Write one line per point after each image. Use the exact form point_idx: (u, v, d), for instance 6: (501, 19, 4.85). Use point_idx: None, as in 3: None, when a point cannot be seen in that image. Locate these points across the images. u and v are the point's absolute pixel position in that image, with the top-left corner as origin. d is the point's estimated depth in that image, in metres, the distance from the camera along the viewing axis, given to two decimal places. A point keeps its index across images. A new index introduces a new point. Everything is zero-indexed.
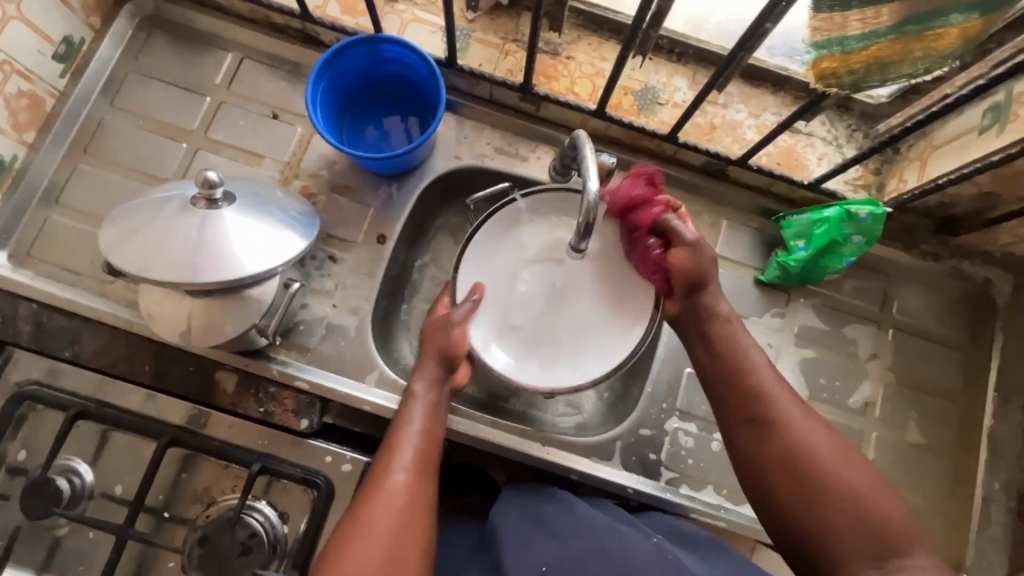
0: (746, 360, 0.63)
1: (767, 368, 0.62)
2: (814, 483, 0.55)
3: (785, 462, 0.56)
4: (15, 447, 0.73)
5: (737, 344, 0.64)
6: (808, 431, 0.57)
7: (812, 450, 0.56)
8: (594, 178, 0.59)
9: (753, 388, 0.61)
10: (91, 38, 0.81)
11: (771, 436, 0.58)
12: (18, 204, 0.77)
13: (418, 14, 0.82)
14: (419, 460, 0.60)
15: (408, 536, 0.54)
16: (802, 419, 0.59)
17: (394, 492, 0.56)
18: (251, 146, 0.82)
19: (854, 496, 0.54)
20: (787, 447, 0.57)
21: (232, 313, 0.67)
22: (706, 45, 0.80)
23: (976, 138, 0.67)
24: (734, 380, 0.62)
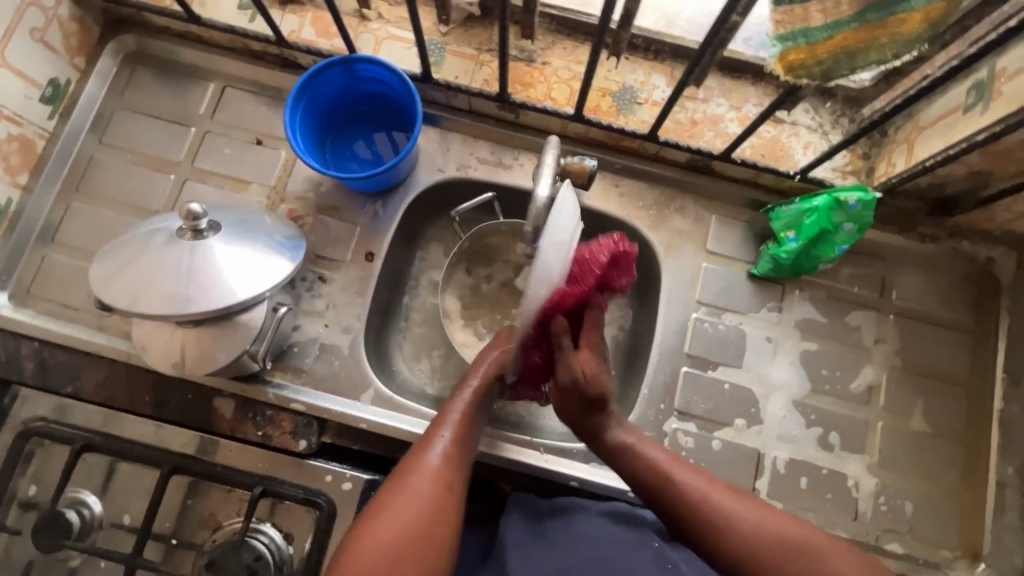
0: (657, 464, 0.61)
1: (677, 465, 0.61)
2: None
3: (738, 563, 0.54)
4: (26, 482, 0.75)
5: (640, 457, 0.62)
6: (745, 514, 0.56)
7: (758, 536, 0.55)
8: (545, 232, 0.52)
9: (674, 497, 0.58)
10: (76, 78, 0.83)
11: (714, 542, 0.55)
12: (16, 244, 0.79)
13: (391, 31, 0.82)
14: (460, 447, 0.62)
15: (440, 520, 0.55)
16: (732, 501, 0.57)
17: (429, 472, 0.58)
18: (237, 173, 0.83)
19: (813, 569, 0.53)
20: (734, 550, 0.54)
21: (222, 341, 0.68)
22: (681, 40, 0.80)
23: (960, 117, 0.65)
24: (655, 492, 0.60)
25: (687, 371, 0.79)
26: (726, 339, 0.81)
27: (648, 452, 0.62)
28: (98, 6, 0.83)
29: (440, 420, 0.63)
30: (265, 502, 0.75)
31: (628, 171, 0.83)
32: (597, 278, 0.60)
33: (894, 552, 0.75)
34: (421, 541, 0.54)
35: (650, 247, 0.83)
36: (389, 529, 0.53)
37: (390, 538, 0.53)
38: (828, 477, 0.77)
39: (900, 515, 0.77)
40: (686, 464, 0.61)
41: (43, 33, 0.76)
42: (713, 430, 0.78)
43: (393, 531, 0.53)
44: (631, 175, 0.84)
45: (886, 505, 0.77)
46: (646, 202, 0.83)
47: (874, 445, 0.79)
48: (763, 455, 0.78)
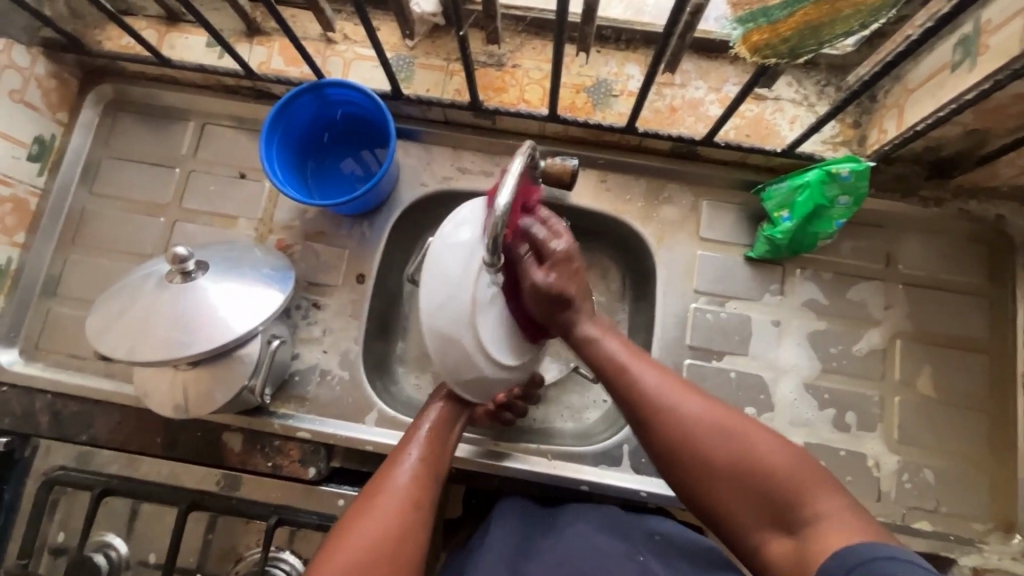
0: (611, 355, 0.61)
1: (636, 360, 0.60)
2: (700, 458, 0.54)
3: (670, 438, 0.56)
4: (55, 530, 0.77)
5: (600, 349, 0.62)
6: (690, 407, 0.56)
7: (695, 426, 0.55)
8: (506, 194, 0.55)
9: (621, 383, 0.59)
10: (61, 133, 0.85)
11: (652, 425, 0.57)
12: (21, 301, 0.81)
13: (358, 51, 0.82)
14: (429, 464, 0.61)
15: (406, 541, 0.55)
16: (682, 394, 0.57)
17: (400, 489, 0.58)
18: (223, 210, 0.84)
19: (741, 451, 0.53)
20: (670, 433, 0.56)
21: (221, 379, 0.69)
22: (651, 27, 0.78)
23: (949, 76, 0.62)
24: (607, 379, 0.61)
25: (691, 362, 0.78)
26: (728, 327, 0.79)
27: (607, 345, 0.62)
28: (74, 59, 0.85)
29: (410, 437, 0.64)
30: (283, 530, 0.77)
31: (612, 165, 0.82)
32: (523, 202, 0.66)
33: (922, 530, 0.73)
34: (390, 555, 0.53)
35: (643, 241, 0.81)
36: (358, 540, 0.54)
37: (360, 552, 0.53)
38: (847, 458, 0.75)
39: (925, 491, 0.74)
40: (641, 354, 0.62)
41: (23, 93, 0.78)
42: None
43: (363, 544, 0.53)
44: (615, 169, 0.82)
45: (910, 482, 0.74)
46: (633, 195, 0.81)
47: (892, 421, 0.76)
48: None
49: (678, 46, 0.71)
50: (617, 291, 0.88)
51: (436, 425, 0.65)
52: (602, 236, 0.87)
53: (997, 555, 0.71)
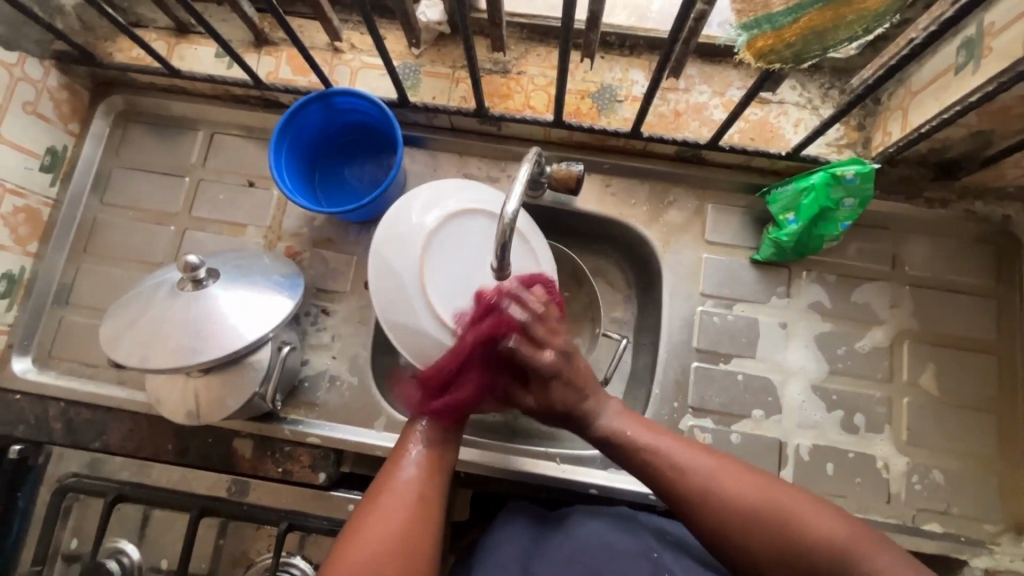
0: (638, 444, 0.61)
1: (658, 439, 0.61)
2: (751, 542, 0.54)
3: (718, 527, 0.55)
4: (67, 536, 0.78)
5: (618, 436, 0.61)
6: (724, 484, 0.56)
7: (740, 509, 0.55)
8: (513, 198, 0.56)
9: (658, 471, 0.59)
10: (73, 144, 0.86)
11: (696, 515, 0.56)
12: (33, 310, 0.82)
13: (365, 60, 0.83)
14: (433, 459, 0.60)
15: (412, 540, 0.54)
16: (715, 472, 0.57)
17: (406, 488, 0.57)
18: (232, 218, 0.85)
19: (786, 525, 0.54)
20: (712, 515, 0.55)
21: (232, 386, 0.70)
22: (654, 33, 0.78)
23: (953, 78, 0.63)
24: (642, 469, 0.60)
25: (699, 365, 0.78)
26: (735, 330, 0.79)
27: (627, 429, 0.62)
28: (85, 71, 0.86)
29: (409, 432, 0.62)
30: (293, 535, 0.77)
31: (618, 169, 0.82)
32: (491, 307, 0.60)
33: (933, 532, 0.72)
34: (400, 557, 0.53)
35: (649, 245, 0.82)
36: (368, 542, 0.53)
37: (365, 554, 0.53)
38: (855, 460, 0.75)
39: (935, 493, 0.74)
40: (669, 435, 0.62)
41: (36, 105, 0.80)
42: (730, 423, 0.77)
43: (374, 548, 0.53)
44: (621, 174, 0.82)
45: (920, 483, 0.74)
46: (639, 199, 0.82)
47: (901, 423, 0.76)
48: (785, 444, 0.76)
49: (682, 52, 0.72)
50: (623, 295, 0.88)
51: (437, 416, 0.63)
52: (608, 240, 0.87)
53: (1008, 557, 0.71)
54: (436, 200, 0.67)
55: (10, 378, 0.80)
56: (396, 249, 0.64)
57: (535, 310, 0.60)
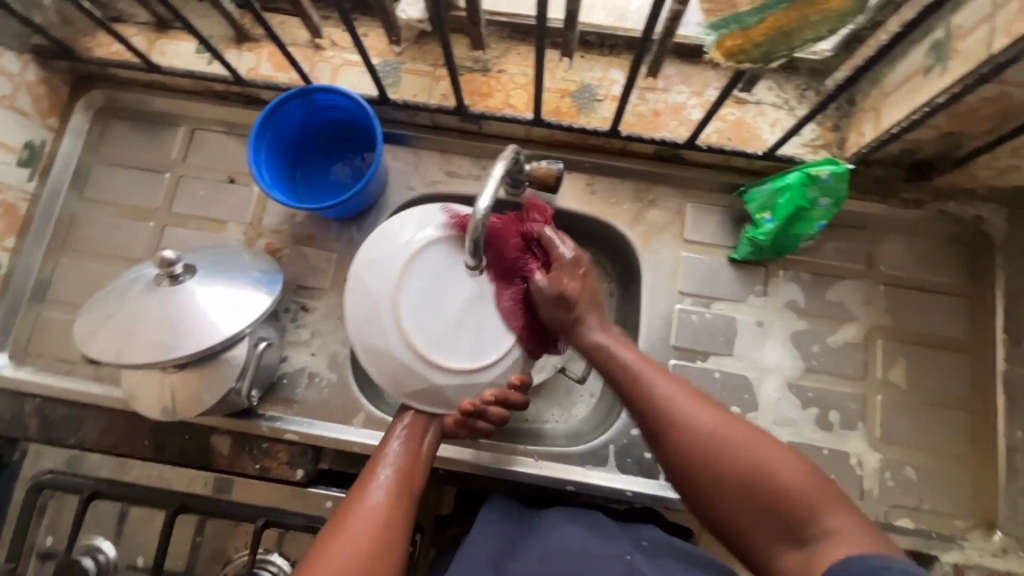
0: (630, 365, 0.62)
1: (648, 368, 0.62)
2: (711, 472, 0.54)
3: (684, 450, 0.56)
4: (43, 533, 0.78)
5: (610, 358, 0.63)
6: (700, 417, 0.57)
7: (710, 439, 0.55)
8: (485, 197, 0.58)
9: (642, 391, 0.60)
10: (51, 139, 0.85)
11: (667, 435, 0.57)
12: (10, 305, 0.82)
13: (346, 57, 0.83)
14: (401, 483, 0.60)
15: (379, 564, 0.54)
16: (695, 406, 0.58)
17: (372, 513, 0.57)
18: (212, 214, 0.85)
19: (752, 463, 0.53)
20: (683, 442, 0.56)
21: (208, 382, 0.69)
22: (634, 33, 0.79)
23: (922, 80, 0.64)
24: (627, 385, 0.61)
25: (677, 363, 0.79)
26: (712, 328, 0.80)
27: (622, 354, 0.63)
28: (64, 66, 0.86)
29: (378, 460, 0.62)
30: (271, 532, 0.77)
31: (598, 168, 0.83)
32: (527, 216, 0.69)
33: (905, 528, 0.73)
34: None
35: (628, 243, 0.82)
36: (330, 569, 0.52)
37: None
38: (830, 456, 0.76)
39: (908, 489, 0.75)
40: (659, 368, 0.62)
41: (13, 100, 0.79)
42: None
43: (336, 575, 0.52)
44: (600, 173, 0.83)
45: (893, 480, 0.75)
46: (618, 197, 0.82)
47: (874, 419, 0.77)
48: None
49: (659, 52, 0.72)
50: (604, 293, 0.89)
51: (405, 443, 0.63)
52: (588, 239, 0.88)
53: (978, 552, 0.72)
54: (424, 220, 0.64)
55: None
56: (373, 276, 0.62)
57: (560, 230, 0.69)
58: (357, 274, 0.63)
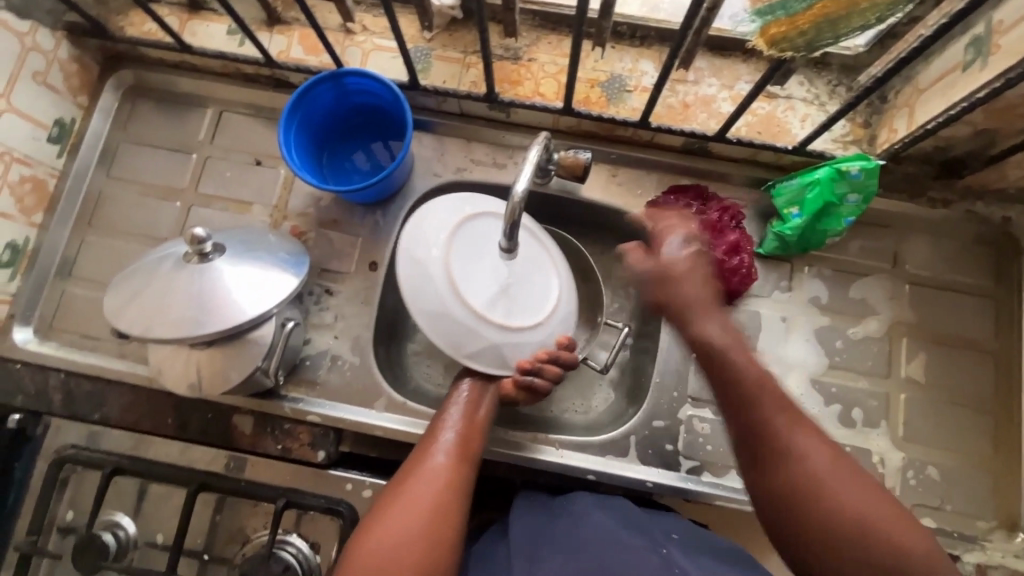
0: (752, 384, 0.58)
1: (772, 389, 0.58)
2: (826, 518, 0.52)
3: (802, 488, 0.53)
4: (64, 508, 0.78)
5: (725, 370, 0.59)
6: (815, 455, 0.54)
7: (822, 479, 0.53)
8: (523, 180, 0.60)
9: (769, 421, 0.56)
10: (80, 116, 0.86)
11: (787, 467, 0.54)
12: (36, 280, 0.82)
13: (377, 42, 0.83)
14: (460, 447, 0.63)
15: (445, 516, 0.56)
16: (810, 442, 0.55)
17: (435, 472, 0.59)
18: (239, 196, 0.85)
19: (877, 521, 0.51)
20: (791, 473, 0.54)
21: (236, 360, 0.70)
22: (666, 24, 0.79)
23: (960, 75, 0.63)
24: (749, 410, 0.57)
25: (699, 356, 0.79)
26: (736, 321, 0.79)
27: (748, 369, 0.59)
28: (96, 45, 0.86)
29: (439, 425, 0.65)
30: (290, 513, 0.77)
31: (625, 160, 0.83)
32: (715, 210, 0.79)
33: (927, 526, 0.73)
34: (427, 539, 0.54)
35: (652, 235, 0.82)
36: (396, 524, 0.54)
37: (394, 533, 0.53)
38: (852, 454, 0.76)
39: (930, 488, 0.75)
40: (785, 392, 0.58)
41: (46, 76, 0.79)
42: None
43: (402, 528, 0.54)
44: (627, 165, 0.83)
45: (915, 478, 0.75)
46: (645, 189, 0.82)
47: (897, 418, 0.77)
48: None
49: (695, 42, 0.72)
50: (627, 286, 0.89)
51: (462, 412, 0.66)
52: (612, 230, 0.88)
53: (1000, 553, 0.72)
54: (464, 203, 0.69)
55: (10, 348, 0.79)
56: (420, 248, 0.66)
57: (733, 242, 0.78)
58: (408, 252, 0.67)
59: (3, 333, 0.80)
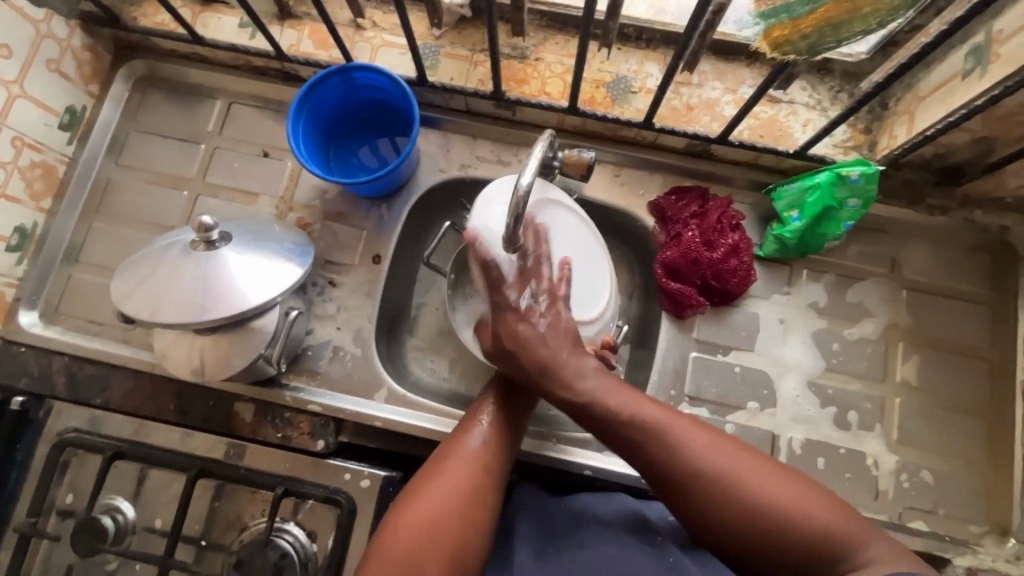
0: (646, 420, 0.59)
1: (669, 417, 0.59)
2: (744, 527, 0.54)
3: (707, 510, 0.55)
4: (63, 491, 0.78)
5: (606, 407, 0.61)
6: (718, 466, 0.56)
7: (735, 489, 0.55)
8: (530, 172, 0.60)
9: (665, 451, 0.57)
10: (91, 104, 0.87)
11: (691, 496, 0.56)
12: (43, 265, 0.83)
13: (386, 37, 0.84)
14: (499, 434, 0.64)
15: (477, 500, 0.58)
16: (714, 456, 0.57)
17: (470, 456, 0.61)
18: (245, 186, 0.86)
19: (785, 510, 0.53)
20: (707, 496, 0.55)
21: (239, 346, 0.71)
22: (672, 27, 0.80)
23: (960, 83, 0.64)
24: (640, 446, 0.58)
25: (697, 355, 0.79)
26: (734, 322, 0.80)
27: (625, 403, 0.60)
28: (109, 34, 0.87)
29: (477, 408, 0.67)
30: (288, 501, 0.77)
31: (627, 160, 0.84)
32: (719, 211, 0.81)
33: (919, 530, 0.73)
34: (461, 521, 0.56)
35: (653, 235, 0.83)
36: (430, 505, 0.56)
37: (427, 514, 0.56)
38: (846, 456, 0.76)
39: (923, 492, 0.75)
40: (678, 416, 0.60)
41: (59, 63, 0.81)
42: (726, 413, 0.78)
43: (434, 509, 0.56)
44: (630, 165, 0.84)
45: (908, 482, 0.76)
46: (647, 190, 0.83)
47: (892, 421, 0.77)
48: (778, 437, 0.77)
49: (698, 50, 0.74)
50: (627, 285, 0.90)
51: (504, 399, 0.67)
52: (613, 230, 0.88)
53: (991, 558, 0.73)
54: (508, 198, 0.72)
55: (16, 331, 0.80)
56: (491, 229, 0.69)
57: (739, 240, 0.80)
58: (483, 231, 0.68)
59: (9, 316, 0.80)
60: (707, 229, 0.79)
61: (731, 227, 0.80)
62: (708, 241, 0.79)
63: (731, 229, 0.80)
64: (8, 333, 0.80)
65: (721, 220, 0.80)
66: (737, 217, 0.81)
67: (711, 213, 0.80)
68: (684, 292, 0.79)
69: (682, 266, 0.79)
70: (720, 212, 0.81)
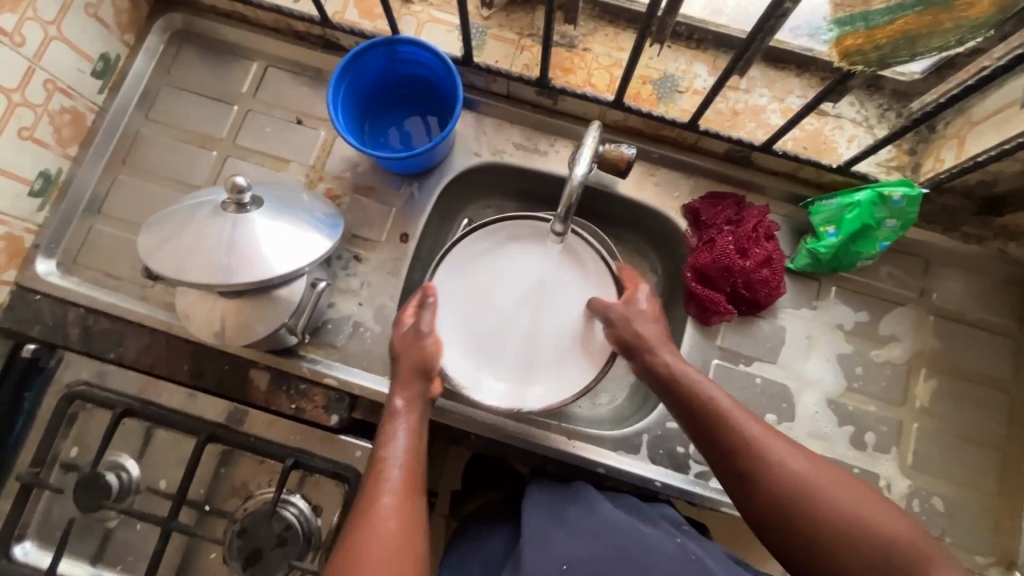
0: (719, 408, 0.61)
1: (738, 410, 0.61)
2: (816, 520, 0.54)
3: (780, 495, 0.56)
4: (68, 445, 0.77)
5: (690, 393, 0.63)
6: (790, 458, 0.57)
7: (803, 480, 0.56)
8: (582, 163, 0.62)
9: (736, 436, 0.59)
10: (125, 54, 0.85)
11: (763, 480, 0.57)
12: (64, 213, 0.81)
13: (434, 14, 0.83)
14: (414, 480, 0.59)
15: (409, 555, 0.54)
16: (782, 449, 0.58)
17: (390, 511, 0.56)
18: (276, 151, 0.85)
19: (847, 499, 0.54)
20: (774, 481, 0.56)
21: (263, 313, 0.70)
22: (726, 28, 0.79)
23: (1017, 112, 0.64)
24: (715, 430, 0.60)
25: (719, 363, 0.79)
26: (760, 333, 0.80)
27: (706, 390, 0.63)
28: None
29: (381, 454, 0.60)
30: (295, 473, 0.76)
31: (665, 161, 0.82)
32: (755, 222, 0.79)
33: None
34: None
35: (684, 238, 0.82)
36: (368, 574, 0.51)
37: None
38: (860, 476, 0.76)
39: (932, 518, 0.75)
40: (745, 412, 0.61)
41: (97, 9, 0.78)
42: None
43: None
44: (669, 166, 0.83)
45: (919, 507, 0.75)
46: (681, 191, 0.82)
47: (908, 446, 0.77)
48: None
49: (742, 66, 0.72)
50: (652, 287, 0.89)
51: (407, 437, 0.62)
52: (643, 230, 0.88)
53: None
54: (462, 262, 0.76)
55: (32, 278, 0.78)
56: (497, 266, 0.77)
57: (773, 252, 0.78)
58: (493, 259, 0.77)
59: (25, 263, 0.78)
60: (741, 240, 0.78)
61: (766, 239, 0.79)
62: (740, 252, 0.78)
63: (765, 241, 0.79)
64: (23, 280, 0.78)
65: (755, 233, 0.79)
66: (772, 229, 0.79)
67: (747, 222, 0.79)
68: (712, 297, 0.78)
69: (714, 272, 0.78)
70: (755, 222, 0.79)
